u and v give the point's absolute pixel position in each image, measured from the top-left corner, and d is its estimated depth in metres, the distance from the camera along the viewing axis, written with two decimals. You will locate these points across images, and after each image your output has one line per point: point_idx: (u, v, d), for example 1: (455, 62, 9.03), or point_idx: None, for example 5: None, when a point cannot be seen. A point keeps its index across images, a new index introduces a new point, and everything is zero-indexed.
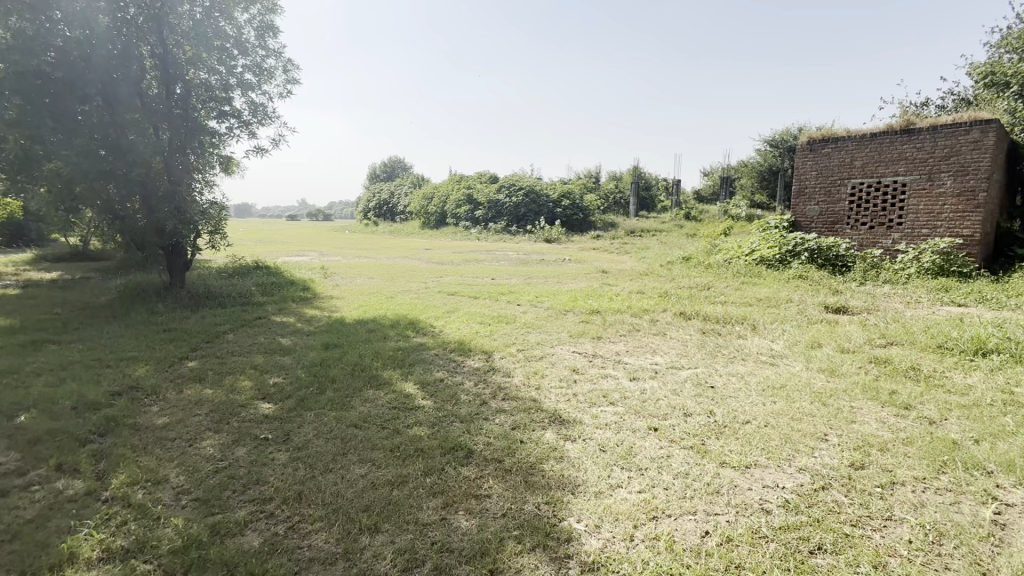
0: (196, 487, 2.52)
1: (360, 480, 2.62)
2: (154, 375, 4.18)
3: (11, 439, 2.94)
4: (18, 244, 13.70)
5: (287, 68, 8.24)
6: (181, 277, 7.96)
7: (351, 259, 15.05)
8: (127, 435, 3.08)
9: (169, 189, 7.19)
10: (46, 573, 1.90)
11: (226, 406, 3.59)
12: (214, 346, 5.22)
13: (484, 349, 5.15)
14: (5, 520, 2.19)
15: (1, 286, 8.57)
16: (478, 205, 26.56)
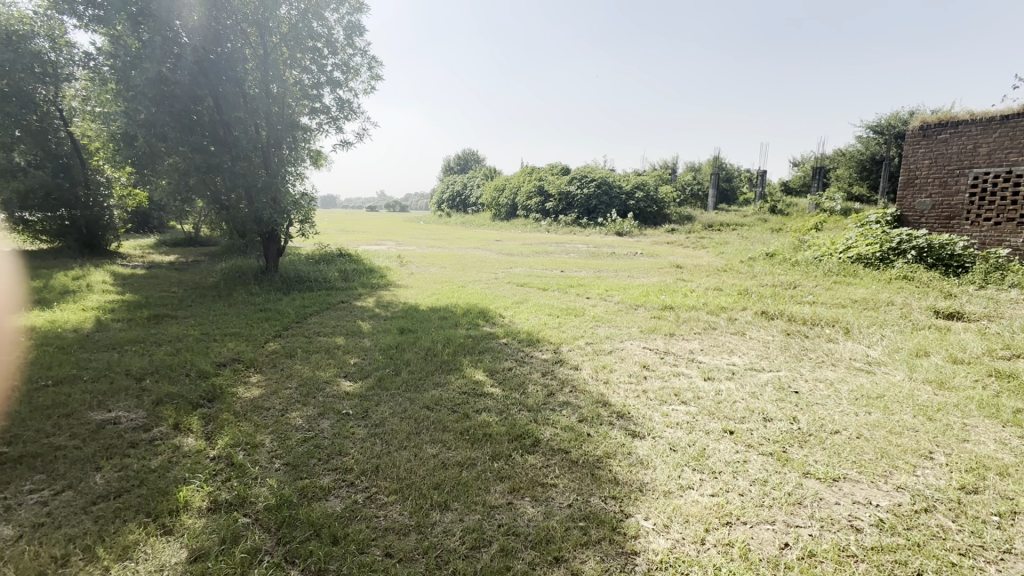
0: (287, 453, 2.77)
1: (431, 460, 2.73)
2: (252, 351, 4.61)
3: (139, 398, 3.38)
4: (144, 230, 15.68)
5: (372, 64, 8.64)
6: (275, 262, 8.68)
7: (426, 248, 15.64)
8: (230, 402, 3.43)
9: (267, 181, 7.84)
10: (167, 516, 2.17)
11: (313, 381, 3.89)
12: (303, 326, 5.66)
13: (551, 341, 5.16)
14: (136, 468, 2.53)
15: (131, 266, 9.83)
16: (550, 197, 26.50)
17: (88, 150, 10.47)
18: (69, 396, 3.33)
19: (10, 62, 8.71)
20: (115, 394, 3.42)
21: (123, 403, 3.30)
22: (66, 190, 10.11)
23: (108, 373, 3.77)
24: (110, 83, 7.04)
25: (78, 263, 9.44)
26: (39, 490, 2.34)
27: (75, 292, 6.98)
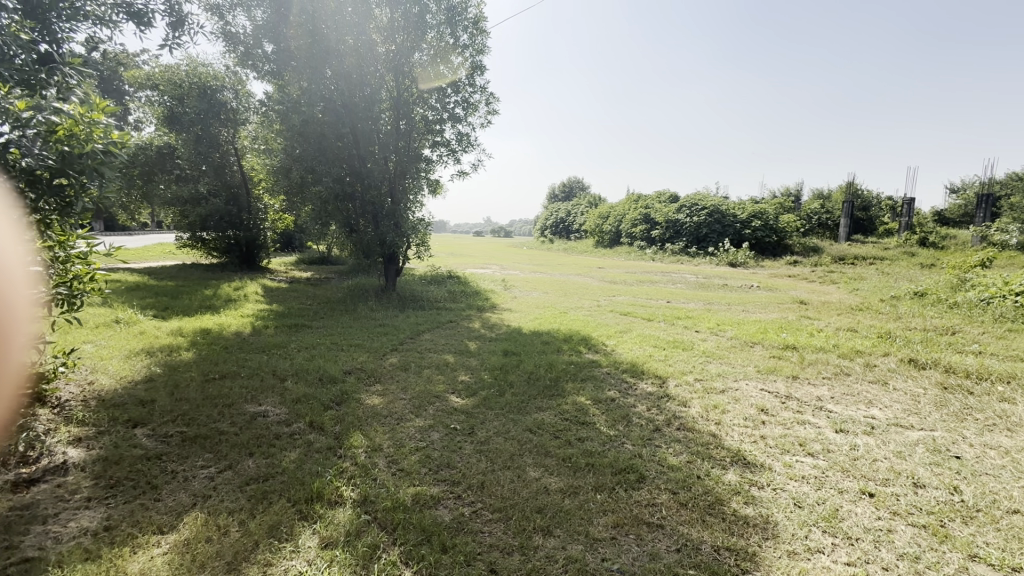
0: (402, 460, 2.98)
1: (534, 483, 2.76)
2: (373, 362, 5.06)
3: (282, 396, 3.87)
4: (288, 250, 18.06)
5: (489, 100, 9.24)
6: (393, 281, 9.45)
7: (529, 273, 15.99)
8: (355, 407, 3.79)
9: (393, 207, 8.64)
10: (304, 502, 2.45)
11: (425, 395, 4.15)
12: (416, 342, 6.08)
13: (657, 375, 4.95)
14: (280, 457, 2.89)
15: (278, 280, 11.35)
16: (656, 224, 25.75)
17: (253, 181, 12.34)
18: (230, 389, 3.92)
19: (203, 111, 10.84)
20: (265, 391, 3.96)
21: (270, 399, 3.80)
22: (234, 215, 11.92)
23: (259, 372, 4.37)
24: (275, 124, 8.35)
25: (238, 277, 11.11)
26: (208, 466, 2.77)
27: (235, 301, 8.20)
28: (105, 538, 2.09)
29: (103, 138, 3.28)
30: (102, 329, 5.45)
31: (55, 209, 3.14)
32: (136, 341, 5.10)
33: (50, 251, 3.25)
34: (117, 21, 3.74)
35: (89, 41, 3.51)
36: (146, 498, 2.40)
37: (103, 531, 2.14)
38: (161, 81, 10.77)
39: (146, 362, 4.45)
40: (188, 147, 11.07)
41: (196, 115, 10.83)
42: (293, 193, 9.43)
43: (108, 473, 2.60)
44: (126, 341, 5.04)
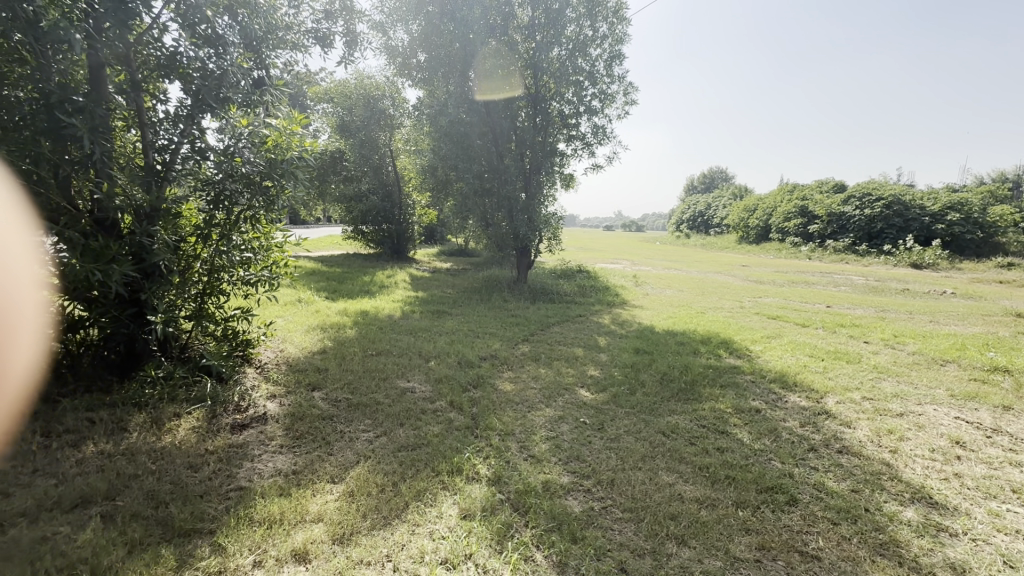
0: (533, 446, 3.07)
1: (668, 488, 2.64)
2: (506, 350, 5.28)
3: (427, 375, 4.25)
4: (432, 242, 19.69)
5: (628, 90, 8.96)
6: (525, 274, 9.70)
7: (662, 270, 15.24)
8: (490, 391, 4.00)
9: (527, 202, 8.86)
10: (446, 473, 2.67)
11: (554, 386, 4.22)
12: (546, 334, 6.20)
13: (814, 388, 4.38)
14: (425, 430, 3.19)
15: (422, 270, 12.44)
16: (815, 218, 22.67)
17: (404, 180, 13.67)
18: (385, 365, 4.41)
19: (366, 119, 12.48)
20: (412, 369, 4.38)
21: (417, 377, 4.20)
22: (388, 210, 13.31)
23: (407, 352, 4.85)
24: (425, 126, 9.14)
25: (390, 265, 12.43)
26: (368, 430, 3.17)
27: (388, 287, 9.20)
28: (294, 479, 2.51)
29: (298, 146, 4.04)
30: (289, 306, 6.53)
31: (262, 205, 3.79)
32: (313, 318, 6.02)
33: (258, 241, 4.02)
34: (308, 45, 4.41)
35: (289, 66, 4.23)
36: (322, 451, 2.83)
37: (291, 474, 2.57)
38: (336, 95, 12.52)
39: (321, 336, 5.23)
40: (354, 151, 12.80)
41: (361, 122, 12.51)
42: (438, 188, 10.26)
43: (294, 427, 3.11)
44: (305, 317, 5.97)
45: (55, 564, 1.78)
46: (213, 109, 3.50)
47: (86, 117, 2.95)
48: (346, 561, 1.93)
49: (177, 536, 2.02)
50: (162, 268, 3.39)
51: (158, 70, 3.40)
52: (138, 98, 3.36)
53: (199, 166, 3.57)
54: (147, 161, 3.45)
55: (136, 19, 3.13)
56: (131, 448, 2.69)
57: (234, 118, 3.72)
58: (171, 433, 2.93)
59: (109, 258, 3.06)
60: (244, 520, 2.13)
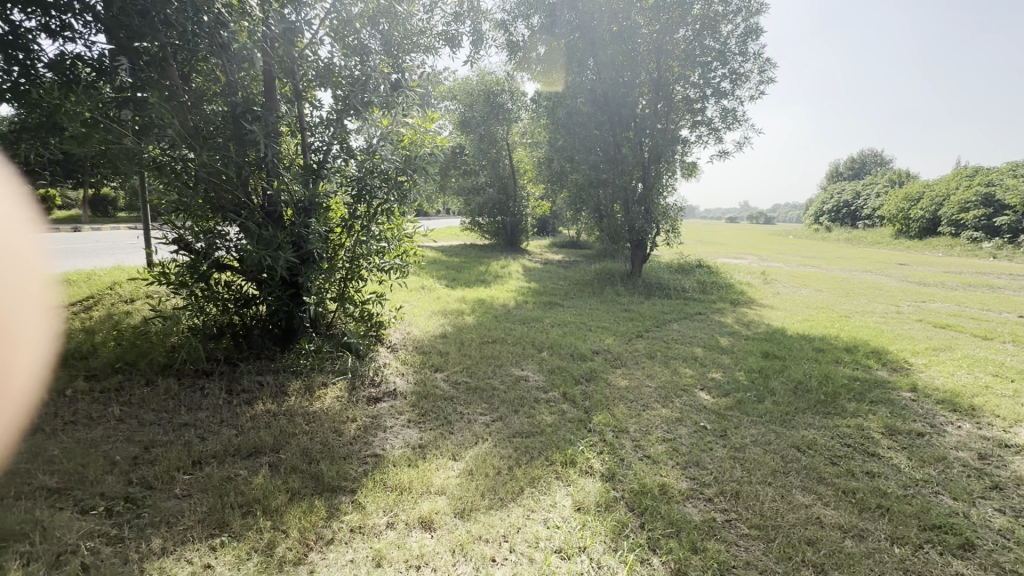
0: (649, 447, 2.96)
1: (804, 509, 2.39)
2: (619, 345, 5.16)
3: (540, 365, 4.32)
4: (544, 234, 19.90)
5: (764, 67, 8.12)
6: (640, 268, 9.36)
7: (796, 267, 13.70)
8: (603, 386, 3.95)
9: (644, 193, 8.50)
10: (559, 463, 2.69)
11: (671, 386, 4.03)
12: (662, 331, 5.94)
13: (999, 415, 3.62)
14: (539, 418, 3.25)
15: (535, 261, 12.63)
16: (1005, 208, 18.65)
17: (520, 172, 13.95)
18: (500, 352, 4.57)
19: (487, 113, 12.97)
20: (526, 358, 4.49)
21: (530, 365, 4.30)
22: (503, 202, 13.67)
23: (521, 341, 4.97)
24: (544, 118, 9.27)
25: (504, 256, 12.82)
26: (486, 414, 3.31)
27: (502, 277, 9.50)
28: (420, 452, 2.72)
29: (429, 143, 4.30)
30: (415, 292, 7.06)
31: (396, 199, 4.12)
32: (435, 304, 6.44)
33: (392, 232, 4.39)
34: (440, 47, 4.67)
35: (423, 67, 4.52)
36: (444, 429, 3.03)
37: (418, 447, 2.79)
38: (459, 92, 13.11)
39: (442, 321, 5.58)
40: (474, 145, 13.37)
41: (482, 118, 13.05)
42: (554, 180, 10.31)
43: (419, 404, 3.37)
44: (429, 303, 6.41)
45: (238, 499, 2.14)
46: (358, 112, 3.87)
47: (261, 124, 3.52)
48: (466, 535, 2.04)
49: (326, 490, 2.30)
50: (315, 255, 3.86)
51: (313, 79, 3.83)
52: (299, 107, 3.85)
53: (345, 164, 3.99)
54: (306, 160, 3.95)
55: (298, 35, 3.53)
56: (291, 409, 3.13)
57: (376, 119, 4.05)
58: (320, 399, 3.34)
59: (276, 245, 3.58)
60: (379, 484, 2.36)
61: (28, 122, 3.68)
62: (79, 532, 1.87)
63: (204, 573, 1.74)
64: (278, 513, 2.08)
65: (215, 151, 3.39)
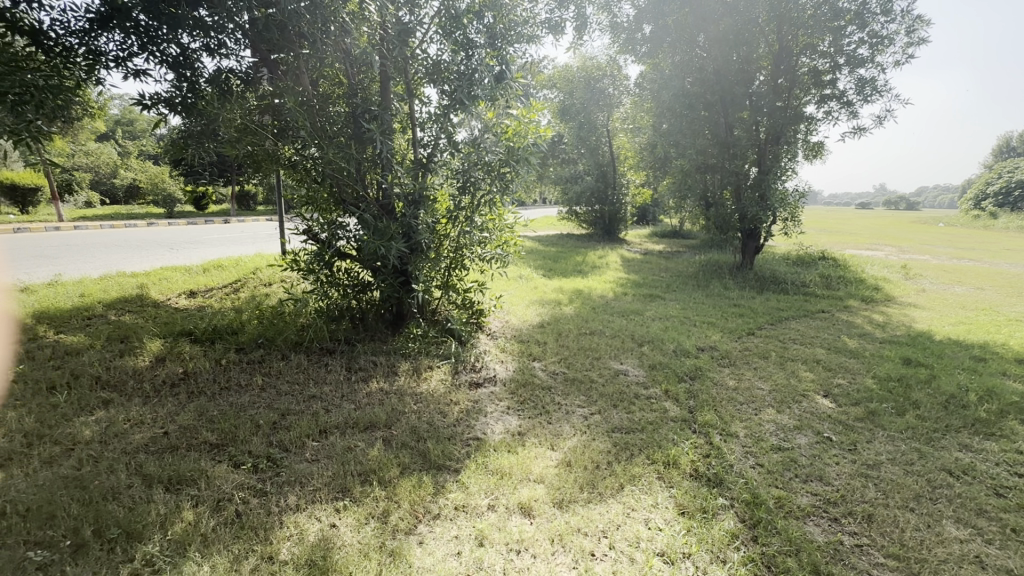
0: (762, 455, 2.73)
1: (955, 545, 2.06)
2: (728, 342, 4.82)
3: (640, 359, 4.18)
4: (643, 223, 19.16)
5: (915, 27, 6.99)
6: (751, 259, 8.64)
7: (947, 260, 11.76)
8: (709, 385, 3.72)
9: (759, 178, 7.79)
10: (661, 463, 2.59)
11: (787, 389, 3.68)
12: (777, 329, 5.44)
13: None
14: (639, 414, 3.15)
15: (634, 251, 12.21)
16: None
17: (620, 159, 13.51)
18: (598, 344, 4.49)
19: (587, 99, 12.83)
20: (625, 351, 4.36)
21: (630, 359, 4.17)
22: (602, 190, 13.38)
23: (620, 334, 4.85)
24: (648, 102, 8.92)
25: (601, 246, 12.56)
26: (584, 406, 3.28)
27: (599, 268, 9.31)
28: (519, 439, 2.78)
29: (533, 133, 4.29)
30: (513, 281, 7.19)
31: (499, 189, 4.22)
32: (533, 293, 6.51)
33: (494, 223, 4.49)
34: (543, 35, 4.63)
35: (526, 57, 4.49)
36: (542, 418, 3.06)
37: (517, 434, 2.85)
38: (559, 80, 13.01)
39: (540, 311, 5.61)
40: (574, 133, 13.24)
41: (582, 104, 12.93)
42: (657, 167, 9.84)
43: (518, 391, 3.44)
44: (527, 293, 6.49)
45: (357, 468, 2.35)
46: (464, 105, 3.99)
47: (378, 123, 3.77)
48: (566, 526, 2.05)
49: (432, 467, 2.44)
50: (423, 244, 4.09)
51: (423, 75, 4.04)
52: (413, 103, 4.11)
53: (451, 157, 4.14)
54: (416, 154, 4.17)
55: (411, 35, 3.77)
56: (401, 389, 3.36)
57: (481, 112, 4.14)
58: (426, 381, 3.55)
59: (389, 235, 3.83)
60: (482, 467, 2.45)
61: (193, 129, 4.31)
62: (233, 483, 2.18)
63: (330, 531, 1.94)
64: (391, 484, 2.25)
65: (338, 149, 3.71)
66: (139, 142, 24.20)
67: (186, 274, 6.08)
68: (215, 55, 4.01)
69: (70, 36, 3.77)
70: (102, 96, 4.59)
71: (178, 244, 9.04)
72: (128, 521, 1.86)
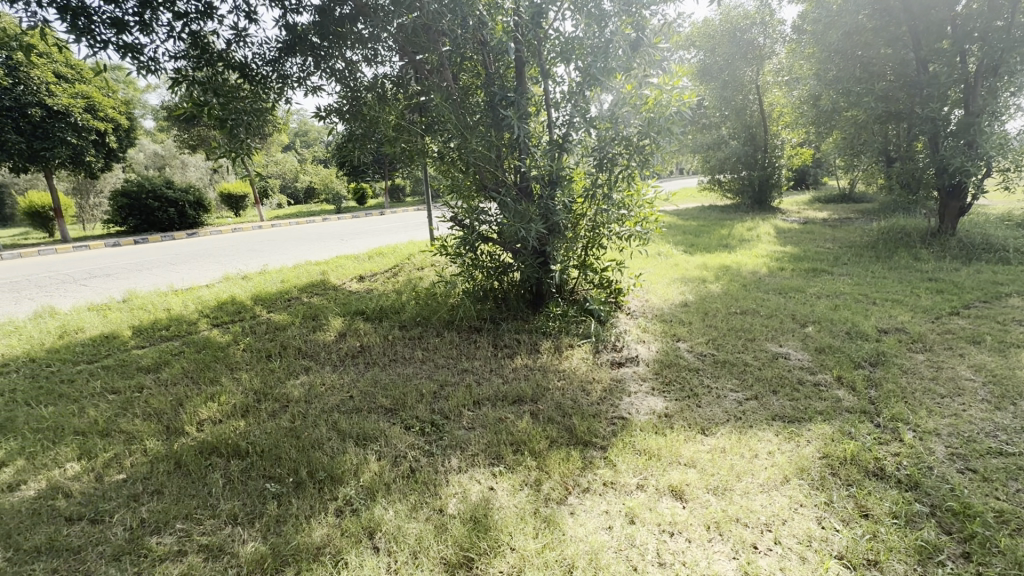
0: (974, 458, 2.27)
1: None
2: (920, 323, 4.05)
3: (804, 342, 3.73)
4: (801, 188, 16.85)
5: None
6: (953, 222, 7.06)
7: None
8: (897, 372, 3.17)
9: (965, 121, 6.28)
10: (836, 458, 2.29)
11: (1010, 382, 2.97)
12: (993, 308, 4.39)
13: None
14: (805, 403, 2.83)
15: (791, 220, 10.79)
16: None
17: (772, 117, 11.99)
18: (752, 325, 4.11)
19: (732, 54, 11.65)
20: (785, 333, 3.93)
21: (791, 342, 3.75)
22: (751, 155, 11.93)
23: (778, 314, 4.37)
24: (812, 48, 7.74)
25: (750, 216, 11.36)
26: (737, 390, 3.04)
27: (749, 241, 8.45)
28: (667, 421, 2.69)
29: (676, 100, 3.97)
30: (651, 258, 6.89)
31: (638, 163, 4.04)
32: (673, 271, 6.17)
33: (632, 199, 4.34)
34: None
35: (663, 17, 4.14)
36: (691, 401, 2.92)
37: (664, 416, 2.76)
38: (698, 37, 11.98)
39: (683, 289, 5.31)
40: (715, 94, 12.12)
41: (725, 62, 11.81)
42: (820, 121, 8.53)
43: (663, 372, 3.33)
44: (667, 270, 6.18)
45: (509, 438, 2.51)
46: (599, 80, 3.87)
47: (515, 108, 3.87)
48: (723, 514, 1.95)
49: (579, 443, 2.50)
50: (561, 225, 4.13)
51: (556, 55, 3.97)
52: (548, 84, 4.12)
53: (586, 135, 4.05)
54: (550, 135, 4.18)
55: (544, 16, 3.76)
56: (544, 366, 3.49)
57: (617, 86, 3.98)
58: (568, 359, 3.63)
59: (528, 217, 3.94)
60: (628, 446, 2.43)
61: (357, 133, 4.90)
62: (406, 443, 2.48)
63: (490, 493, 2.11)
64: (542, 456, 2.36)
65: (479, 138, 3.91)
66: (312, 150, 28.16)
67: (355, 261, 6.99)
68: (371, 64, 4.50)
69: (266, 65, 4.47)
70: (287, 113, 5.43)
71: (347, 235, 10.42)
72: (330, 467, 2.24)
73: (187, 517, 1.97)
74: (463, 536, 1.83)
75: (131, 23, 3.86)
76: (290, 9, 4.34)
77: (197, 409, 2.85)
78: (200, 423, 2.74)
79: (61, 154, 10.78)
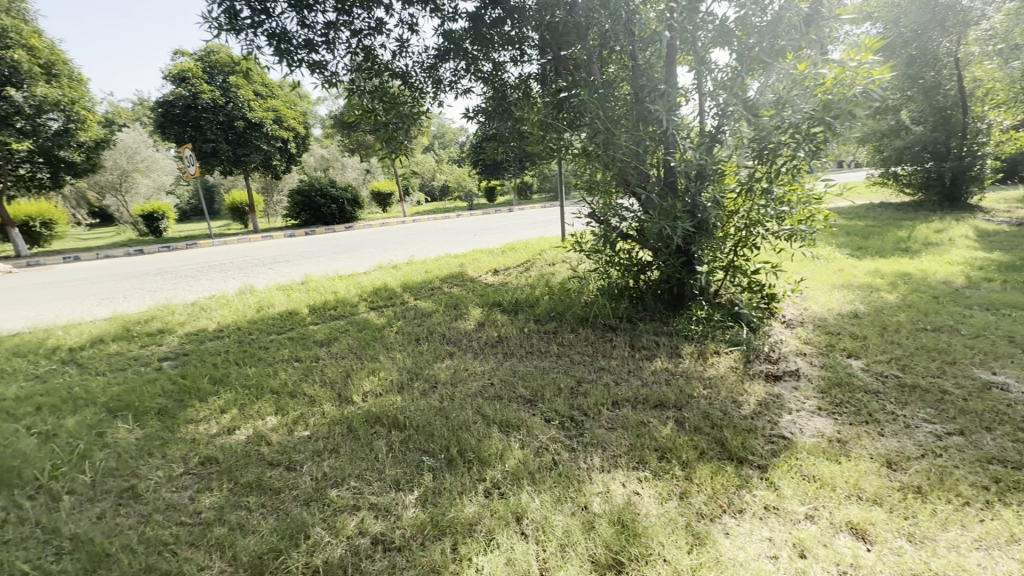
0: None
1: None
2: None
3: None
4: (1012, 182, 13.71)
5: None
6: None
7: None
8: None
9: None
10: None
11: None
12: None
13: None
14: None
15: (998, 221, 8.80)
16: None
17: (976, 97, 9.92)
18: (951, 345, 3.42)
19: (926, 23, 9.39)
20: (1000, 358, 3.20)
21: (1010, 370, 3.03)
22: (942, 143, 10.01)
23: (987, 334, 3.58)
24: None
25: (937, 216, 9.53)
26: (934, 422, 2.55)
27: (937, 245, 7.08)
28: (840, 448, 2.35)
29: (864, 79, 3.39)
30: (808, 262, 6.13)
31: (808, 154, 3.55)
32: (837, 277, 5.41)
33: (795, 195, 3.87)
34: None
35: None
36: (870, 428, 2.51)
37: (836, 441, 2.42)
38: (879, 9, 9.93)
39: (851, 298, 4.62)
40: (897, 75, 10.06)
41: (913, 32, 9.61)
42: None
43: (831, 391, 2.92)
44: (829, 276, 5.44)
45: (653, 444, 2.41)
46: (764, 63, 3.51)
47: (664, 99, 3.69)
48: (924, 566, 1.64)
49: (732, 459, 2.30)
50: (710, 223, 3.84)
51: (712, 41, 3.69)
52: (703, 72, 3.81)
53: (743, 124, 3.69)
54: (704, 133, 3.92)
55: None
56: (687, 372, 3.28)
57: (787, 67, 3.55)
58: (713, 366, 3.37)
59: (674, 215, 3.72)
60: (793, 471, 2.17)
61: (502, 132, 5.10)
62: (548, 436, 2.51)
63: (635, 497, 2.04)
64: (691, 467, 2.22)
65: (625, 132, 3.81)
66: (448, 151, 30.18)
67: (490, 255, 7.32)
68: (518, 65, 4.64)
69: (425, 72, 4.88)
70: (436, 116, 5.84)
71: (481, 231, 10.96)
72: (478, 449, 2.36)
73: (359, 476, 2.22)
74: (611, 538, 1.78)
75: (319, 43, 4.46)
76: (447, 17, 4.65)
77: (362, 381, 3.21)
78: (365, 394, 3.08)
79: (255, 158, 12.90)
